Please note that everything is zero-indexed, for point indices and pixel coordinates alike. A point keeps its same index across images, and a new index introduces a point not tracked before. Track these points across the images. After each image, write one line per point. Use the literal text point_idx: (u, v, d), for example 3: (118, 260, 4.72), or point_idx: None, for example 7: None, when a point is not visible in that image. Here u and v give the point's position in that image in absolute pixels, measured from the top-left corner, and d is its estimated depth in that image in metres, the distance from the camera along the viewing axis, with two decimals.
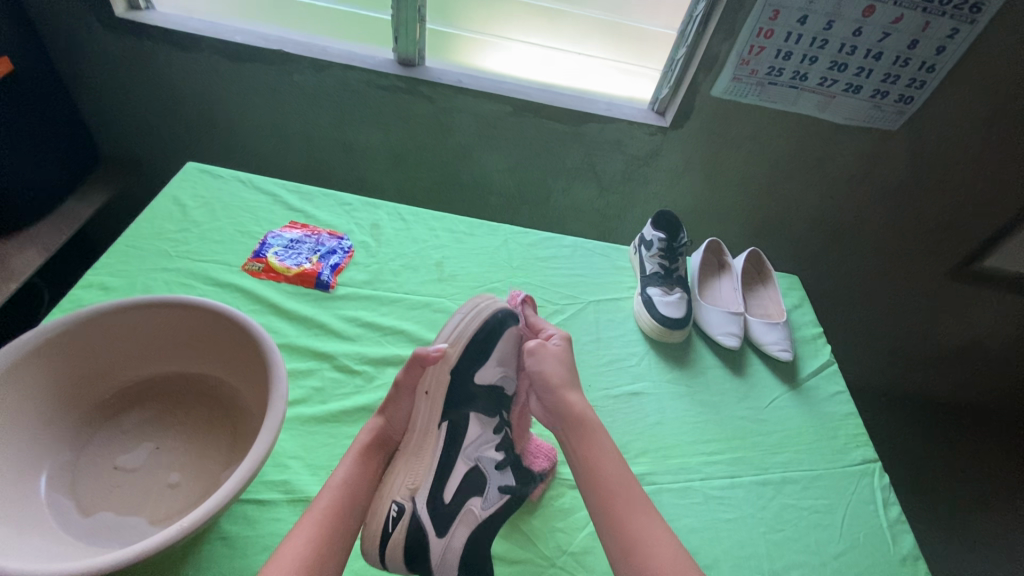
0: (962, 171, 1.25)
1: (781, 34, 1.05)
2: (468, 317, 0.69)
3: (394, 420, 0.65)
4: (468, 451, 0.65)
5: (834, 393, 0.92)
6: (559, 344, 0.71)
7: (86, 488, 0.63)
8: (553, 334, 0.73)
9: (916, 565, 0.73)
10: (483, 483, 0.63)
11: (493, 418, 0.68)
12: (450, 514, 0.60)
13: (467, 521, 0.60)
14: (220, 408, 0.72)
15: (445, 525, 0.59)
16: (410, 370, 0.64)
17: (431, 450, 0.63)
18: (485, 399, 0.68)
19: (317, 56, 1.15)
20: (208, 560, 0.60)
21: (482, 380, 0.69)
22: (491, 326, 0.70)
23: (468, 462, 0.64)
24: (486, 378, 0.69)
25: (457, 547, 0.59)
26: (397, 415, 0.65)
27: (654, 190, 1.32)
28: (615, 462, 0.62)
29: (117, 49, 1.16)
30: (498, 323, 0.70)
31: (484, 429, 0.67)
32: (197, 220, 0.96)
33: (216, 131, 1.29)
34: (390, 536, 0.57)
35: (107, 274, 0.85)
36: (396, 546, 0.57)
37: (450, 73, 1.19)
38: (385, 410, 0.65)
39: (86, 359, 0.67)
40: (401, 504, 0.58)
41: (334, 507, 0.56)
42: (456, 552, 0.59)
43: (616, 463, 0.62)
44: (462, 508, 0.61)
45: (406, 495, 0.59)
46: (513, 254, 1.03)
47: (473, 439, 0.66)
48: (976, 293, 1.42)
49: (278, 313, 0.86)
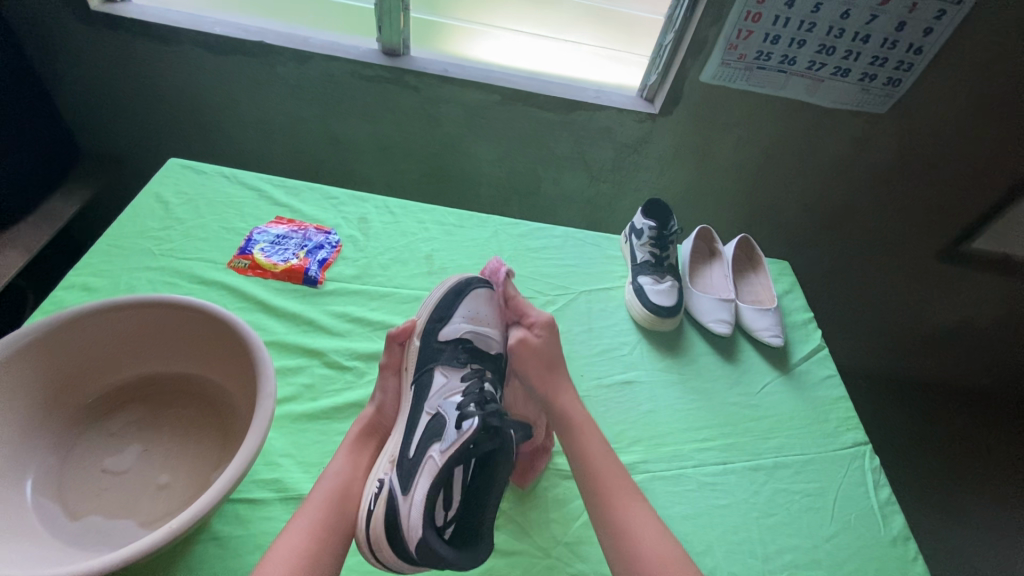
0: (952, 153, 1.25)
1: (769, 17, 1.04)
2: (434, 291, 0.76)
3: (385, 405, 0.67)
4: (432, 402, 0.66)
5: (825, 377, 0.93)
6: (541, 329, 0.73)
7: (73, 491, 0.62)
8: (536, 318, 0.74)
9: (907, 546, 0.74)
10: (443, 427, 0.61)
11: (460, 367, 0.70)
12: (412, 469, 0.57)
13: (428, 469, 0.56)
14: (210, 407, 0.71)
15: (408, 480, 0.56)
16: (391, 350, 0.70)
17: (402, 414, 0.66)
18: (451, 351, 0.71)
19: (300, 47, 1.13)
20: (200, 560, 0.60)
21: (448, 335, 0.72)
22: (457, 294, 0.75)
23: (431, 411, 0.64)
24: (451, 334, 0.72)
25: (419, 502, 0.54)
26: (386, 396, 0.68)
27: (644, 178, 1.31)
28: (611, 462, 0.64)
29: (92, 44, 1.14)
30: (465, 285, 0.76)
31: (450, 378, 0.68)
32: (181, 217, 0.95)
33: (199, 126, 1.27)
34: (372, 514, 0.55)
35: (89, 274, 0.83)
36: (377, 522, 0.54)
37: (436, 63, 1.17)
38: (376, 399, 0.68)
39: (69, 362, 0.65)
40: (382, 480, 0.58)
41: (330, 498, 0.57)
42: (419, 508, 0.53)
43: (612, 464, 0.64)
44: (422, 458, 0.57)
45: (388, 470, 0.60)
46: (503, 246, 1.02)
47: (438, 390, 0.67)
48: (965, 275, 1.42)
49: (266, 310, 0.85)
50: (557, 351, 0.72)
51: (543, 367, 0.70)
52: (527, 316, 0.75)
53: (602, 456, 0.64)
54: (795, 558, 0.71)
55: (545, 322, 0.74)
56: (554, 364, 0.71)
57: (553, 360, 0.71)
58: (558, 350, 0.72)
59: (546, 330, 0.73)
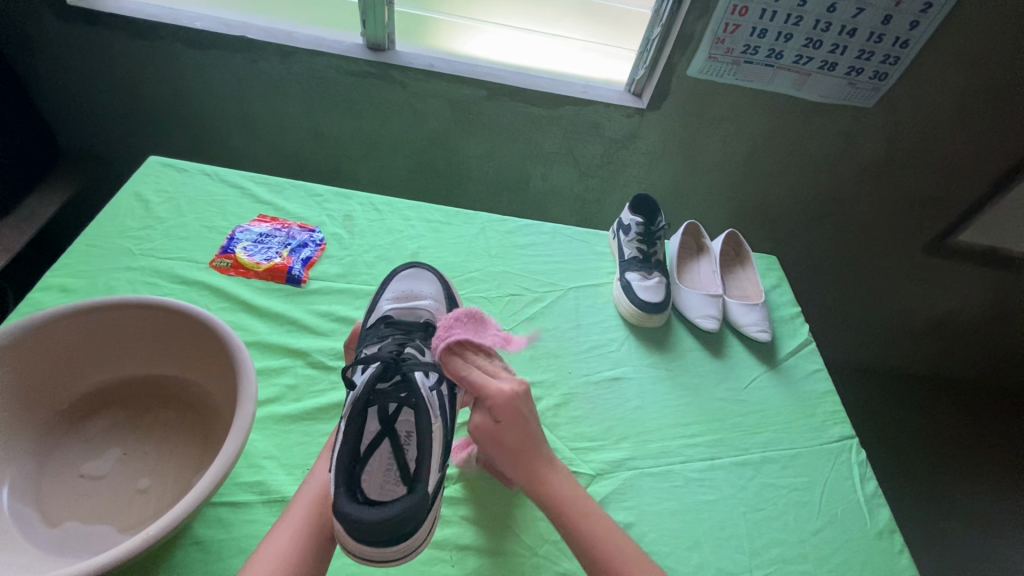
0: (937, 145, 1.25)
1: (756, 11, 1.04)
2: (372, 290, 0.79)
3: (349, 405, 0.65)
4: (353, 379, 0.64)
5: (811, 371, 0.93)
6: (502, 410, 0.58)
7: (51, 497, 0.61)
8: (495, 392, 0.59)
9: (892, 538, 0.74)
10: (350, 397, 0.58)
11: (379, 339, 0.68)
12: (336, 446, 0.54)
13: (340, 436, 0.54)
14: (191, 410, 0.70)
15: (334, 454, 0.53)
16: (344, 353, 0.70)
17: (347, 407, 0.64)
18: (374, 330, 0.70)
19: (283, 42, 1.11)
20: (181, 564, 0.59)
21: (373, 319, 0.73)
22: (387, 280, 0.78)
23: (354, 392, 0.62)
24: (377, 316, 0.73)
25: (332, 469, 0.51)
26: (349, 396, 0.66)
27: (633, 173, 1.31)
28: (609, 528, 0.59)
29: (70, 39, 1.11)
30: (395, 274, 0.79)
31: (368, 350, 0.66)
32: (161, 216, 0.93)
33: (183, 123, 1.24)
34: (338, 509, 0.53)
35: (67, 276, 0.82)
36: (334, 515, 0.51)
37: (422, 57, 1.16)
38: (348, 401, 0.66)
39: (44, 367, 0.64)
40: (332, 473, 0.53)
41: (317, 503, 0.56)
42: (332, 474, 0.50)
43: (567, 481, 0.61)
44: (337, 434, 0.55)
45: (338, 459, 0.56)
46: (490, 243, 1.01)
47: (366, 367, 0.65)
48: (952, 266, 1.43)
49: (249, 310, 0.84)
50: (531, 423, 0.60)
51: (516, 453, 0.59)
52: (484, 391, 0.59)
53: (595, 520, 0.59)
54: (782, 552, 0.71)
55: (505, 401, 0.58)
56: (526, 441, 0.60)
57: (529, 437, 0.60)
58: (531, 422, 0.60)
59: (509, 405, 0.58)
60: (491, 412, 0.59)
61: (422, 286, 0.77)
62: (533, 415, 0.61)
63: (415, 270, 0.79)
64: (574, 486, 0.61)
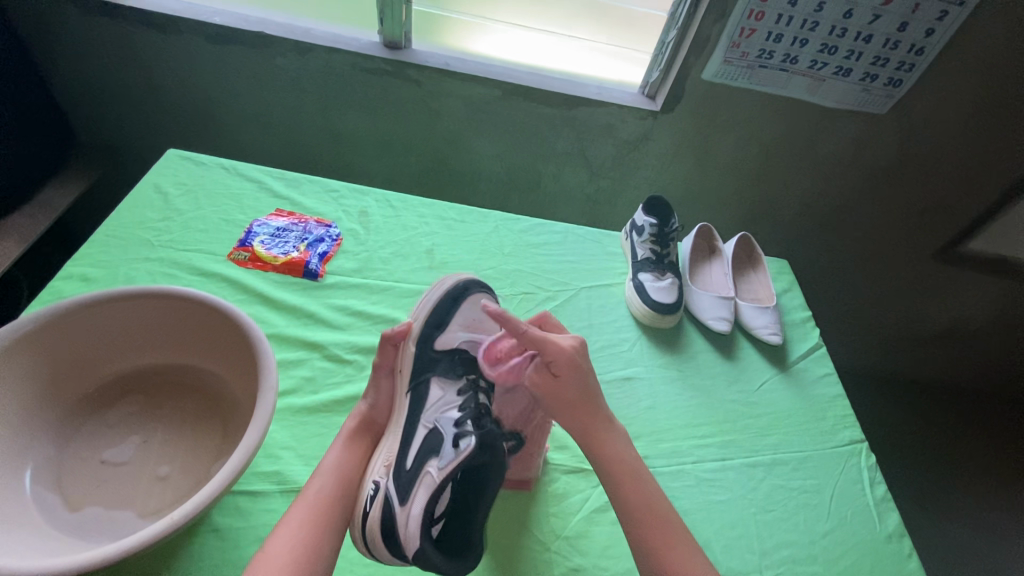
0: (950, 153, 1.26)
1: (772, 16, 1.04)
2: (431, 293, 0.72)
3: (376, 403, 0.65)
4: (428, 415, 0.63)
5: (823, 375, 0.93)
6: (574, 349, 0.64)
7: (73, 482, 0.62)
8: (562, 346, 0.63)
9: (902, 542, 0.75)
10: (439, 442, 0.59)
11: (456, 380, 0.67)
12: (410, 480, 0.56)
13: (425, 485, 0.54)
14: (210, 399, 0.71)
15: (405, 491, 0.55)
16: (384, 351, 0.65)
17: (400, 419, 0.64)
18: (447, 361, 0.68)
19: (300, 38, 1.12)
20: (200, 552, 0.60)
21: (443, 344, 0.69)
22: (453, 300, 0.71)
23: (428, 425, 0.62)
24: (448, 343, 0.69)
25: (417, 513, 0.53)
26: (380, 396, 0.65)
27: (644, 175, 1.31)
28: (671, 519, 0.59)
29: (91, 32, 1.12)
30: (463, 290, 0.72)
31: (446, 391, 0.66)
32: (180, 208, 0.94)
33: (198, 117, 1.26)
34: (369, 516, 0.55)
35: (87, 265, 0.83)
36: (374, 526, 0.54)
37: (437, 56, 1.17)
38: (367, 395, 0.65)
39: (68, 352, 0.65)
40: (378, 483, 0.57)
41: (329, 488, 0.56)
42: (417, 519, 0.53)
43: (628, 449, 0.62)
44: (419, 472, 0.56)
45: (383, 472, 0.59)
46: (504, 241, 1.02)
47: (437, 400, 0.65)
48: (962, 274, 1.43)
49: (266, 303, 0.84)
50: (590, 381, 0.63)
51: (577, 406, 0.62)
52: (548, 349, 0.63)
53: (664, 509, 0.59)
54: (792, 553, 0.72)
55: (567, 356, 0.62)
56: (583, 401, 0.62)
57: (586, 396, 0.62)
58: (589, 380, 0.63)
59: (569, 360, 0.62)
60: (554, 368, 0.62)
61: (490, 316, 0.74)
62: (592, 373, 0.64)
63: (485, 296, 0.74)
64: (631, 449, 0.63)
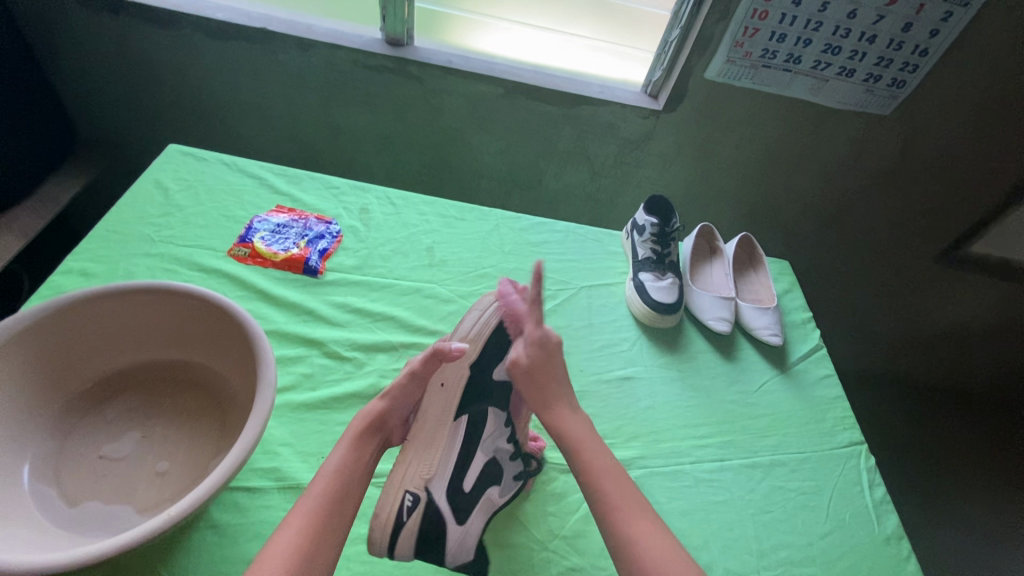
0: (952, 155, 1.25)
1: (776, 16, 1.04)
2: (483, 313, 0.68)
3: (397, 405, 0.62)
4: (485, 444, 0.66)
5: (823, 376, 0.93)
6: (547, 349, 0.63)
7: (71, 478, 0.62)
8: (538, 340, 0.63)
9: (900, 544, 0.75)
10: (500, 474, 0.65)
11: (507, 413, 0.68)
12: (468, 503, 0.61)
13: (485, 507, 0.62)
14: (207, 396, 0.71)
15: (465, 513, 0.60)
16: (427, 361, 0.64)
17: (449, 440, 0.63)
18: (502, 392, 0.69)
19: (302, 35, 1.12)
20: (198, 548, 0.60)
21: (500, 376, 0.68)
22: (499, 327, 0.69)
23: (487, 453, 0.65)
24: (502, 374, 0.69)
25: (475, 533, 0.60)
26: (401, 401, 0.63)
27: (646, 174, 1.31)
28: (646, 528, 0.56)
29: (92, 26, 1.12)
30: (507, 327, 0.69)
31: (500, 423, 0.67)
32: (180, 203, 0.94)
33: (199, 113, 1.25)
34: (404, 526, 0.56)
35: (87, 260, 0.83)
36: (411, 536, 0.56)
37: (439, 54, 1.16)
38: (387, 395, 0.62)
39: (68, 347, 0.65)
40: (415, 495, 0.58)
41: (326, 495, 0.54)
42: (474, 538, 0.60)
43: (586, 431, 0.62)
44: (484, 497, 0.62)
45: (420, 484, 0.59)
46: (504, 239, 1.02)
47: (492, 431, 0.66)
48: (963, 276, 1.43)
49: (265, 299, 0.84)
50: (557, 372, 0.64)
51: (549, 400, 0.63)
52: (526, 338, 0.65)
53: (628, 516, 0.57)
54: (790, 555, 0.72)
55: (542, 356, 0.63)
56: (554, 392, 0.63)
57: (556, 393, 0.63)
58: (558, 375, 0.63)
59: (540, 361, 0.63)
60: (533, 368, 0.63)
61: None
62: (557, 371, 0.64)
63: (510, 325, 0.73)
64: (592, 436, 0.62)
